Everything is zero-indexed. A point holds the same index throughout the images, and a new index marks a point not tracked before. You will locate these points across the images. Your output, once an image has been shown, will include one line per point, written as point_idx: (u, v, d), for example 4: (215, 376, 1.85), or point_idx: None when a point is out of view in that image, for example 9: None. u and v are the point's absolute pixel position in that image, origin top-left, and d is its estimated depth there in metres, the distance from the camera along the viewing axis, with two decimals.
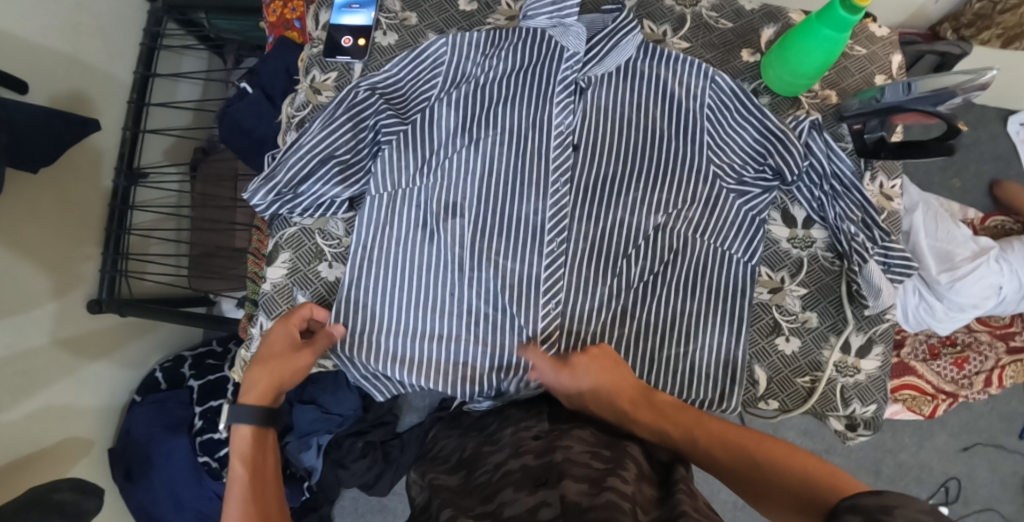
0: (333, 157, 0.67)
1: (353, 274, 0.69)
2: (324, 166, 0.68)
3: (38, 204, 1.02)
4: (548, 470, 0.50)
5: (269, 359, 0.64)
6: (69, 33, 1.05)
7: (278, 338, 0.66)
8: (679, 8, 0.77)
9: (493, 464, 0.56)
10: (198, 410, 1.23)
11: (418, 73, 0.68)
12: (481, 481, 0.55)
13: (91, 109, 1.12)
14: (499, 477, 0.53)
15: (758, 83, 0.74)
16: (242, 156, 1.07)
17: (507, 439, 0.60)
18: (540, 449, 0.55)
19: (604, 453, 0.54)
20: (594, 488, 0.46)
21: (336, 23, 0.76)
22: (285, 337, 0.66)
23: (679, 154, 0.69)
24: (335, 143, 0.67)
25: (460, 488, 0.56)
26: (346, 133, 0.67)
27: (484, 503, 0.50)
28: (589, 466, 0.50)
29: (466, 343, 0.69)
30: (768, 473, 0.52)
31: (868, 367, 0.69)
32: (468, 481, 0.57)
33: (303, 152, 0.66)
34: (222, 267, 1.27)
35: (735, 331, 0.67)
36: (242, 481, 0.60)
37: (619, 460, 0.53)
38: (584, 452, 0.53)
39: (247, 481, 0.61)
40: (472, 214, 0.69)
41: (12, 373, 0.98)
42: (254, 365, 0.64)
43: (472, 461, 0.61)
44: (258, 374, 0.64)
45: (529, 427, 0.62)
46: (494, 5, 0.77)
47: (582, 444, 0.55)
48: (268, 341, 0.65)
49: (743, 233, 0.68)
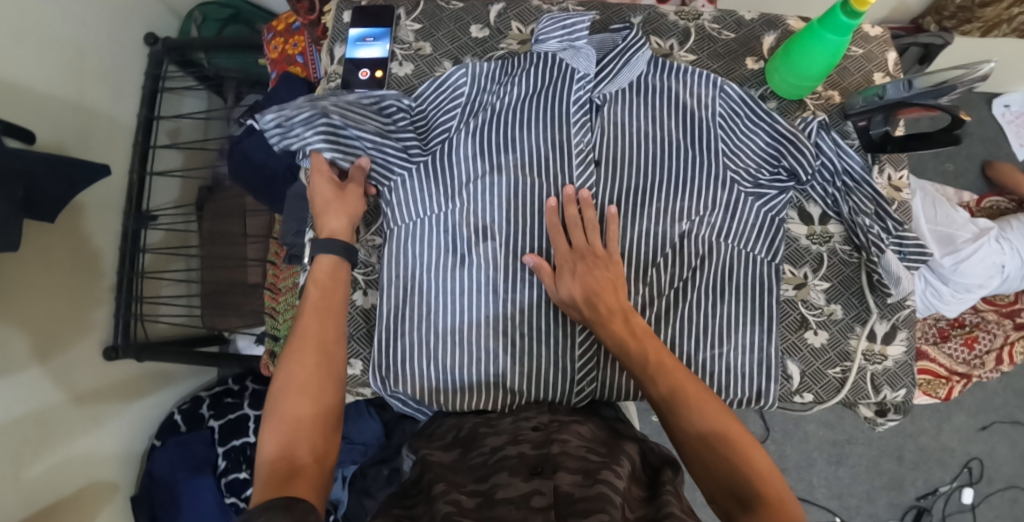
0: (328, 118, 0.70)
1: (394, 304, 0.72)
2: (320, 126, 0.70)
3: (54, 255, 1.03)
4: (544, 460, 0.54)
5: (320, 205, 0.68)
6: (76, 84, 1.07)
7: (321, 188, 0.69)
8: (683, 22, 0.80)
9: (488, 447, 0.59)
10: (221, 450, 1.23)
11: (440, 100, 0.73)
12: (475, 461, 0.58)
13: (98, 154, 1.12)
14: (496, 460, 0.56)
15: (764, 89, 0.77)
16: (254, 190, 1.10)
17: (505, 425, 0.63)
18: (539, 439, 0.58)
19: (600, 449, 0.58)
20: (587, 480, 0.50)
21: (352, 57, 0.78)
22: (326, 180, 0.70)
23: (696, 162, 0.71)
24: (354, 114, 0.72)
25: (452, 464, 0.58)
26: (368, 121, 0.72)
27: (478, 482, 0.53)
28: (585, 458, 0.55)
29: (506, 359, 0.70)
30: (715, 461, 0.52)
31: (895, 353, 0.71)
32: (464, 460, 0.59)
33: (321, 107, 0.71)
34: (236, 303, 1.26)
35: (766, 329, 0.69)
36: (316, 308, 0.63)
37: (615, 455, 0.57)
38: (580, 446, 0.57)
39: (319, 311, 0.63)
40: (503, 238, 0.71)
41: (31, 428, 0.98)
42: (315, 211, 0.69)
43: (467, 440, 0.63)
44: (322, 215, 0.68)
45: (526, 418, 0.64)
46: (505, 30, 0.79)
47: (579, 438, 0.59)
48: (315, 192, 0.69)
49: (765, 234, 0.71)
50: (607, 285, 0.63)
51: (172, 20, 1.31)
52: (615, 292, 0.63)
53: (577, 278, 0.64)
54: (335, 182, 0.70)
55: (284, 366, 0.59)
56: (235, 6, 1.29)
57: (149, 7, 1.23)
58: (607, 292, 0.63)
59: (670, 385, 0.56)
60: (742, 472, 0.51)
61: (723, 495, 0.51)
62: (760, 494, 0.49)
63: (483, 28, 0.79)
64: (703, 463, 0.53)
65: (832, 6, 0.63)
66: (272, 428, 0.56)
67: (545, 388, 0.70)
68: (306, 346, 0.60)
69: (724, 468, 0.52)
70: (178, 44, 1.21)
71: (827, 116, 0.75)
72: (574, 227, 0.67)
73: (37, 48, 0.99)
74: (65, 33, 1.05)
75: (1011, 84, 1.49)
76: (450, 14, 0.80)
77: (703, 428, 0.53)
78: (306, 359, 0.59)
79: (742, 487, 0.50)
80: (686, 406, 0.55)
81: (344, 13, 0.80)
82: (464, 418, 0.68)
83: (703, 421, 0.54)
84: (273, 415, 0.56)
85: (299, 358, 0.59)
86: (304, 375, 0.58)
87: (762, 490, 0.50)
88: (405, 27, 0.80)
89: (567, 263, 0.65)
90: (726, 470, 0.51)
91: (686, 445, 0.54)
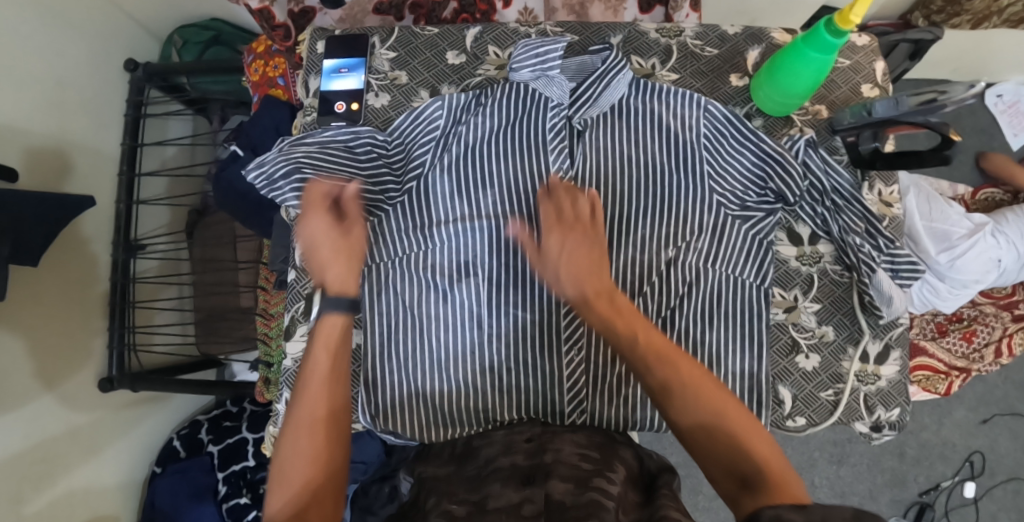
0: (301, 171, 0.69)
1: (376, 343, 0.71)
2: (294, 181, 0.69)
3: (46, 291, 1.02)
4: (538, 469, 0.55)
5: (328, 254, 0.64)
6: (58, 116, 1.06)
7: (325, 230, 0.64)
8: (664, 39, 0.78)
9: (483, 460, 0.60)
10: (221, 475, 1.23)
11: (417, 133, 0.73)
12: (470, 475, 0.59)
13: (83, 187, 1.12)
14: (489, 471, 0.57)
15: (750, 106, 0.76)
16: (242, 217, 1.09)
17: (499, 438, 0.64)
18: (532, 449, 0.60)
19: (593, 455, 0.59)
20: (579, 486, 0.51)
21: (327, 90, 0.77)
22: (332, 222, 0.64)
23: (682, 186, 0.70)
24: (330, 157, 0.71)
25: (448, 477, 0.60)
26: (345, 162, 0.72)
27: (470, 493, 0.54)
28: (578, 466, 0.55)
29: (494, 395, 0.70)
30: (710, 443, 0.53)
31: (888, 373, 0.70)
32: (461, 473, 0.60)
33: (295, 154, 0.71)
34: (228, 330, 1.26)
35: (756, 355, 0.68)
36: (323, 365, 0.61)
37: (608, 462, 0.58)
38: (574, 454, 0.58)
39: (326, 370, 0.60)
40: (484, 273, 0.70)
41: (33, 463, 0.98)
42: (320, 251, 0.63)
43: (462, 456, 0.64)
44: (330, 255, 0.64)
45: (520, 431, 0.66)
46: (482, 56, 0.78)
47: (573, 446, 0.60)
48: (315, 226, 0.64)
49: (752, 257, 0.69)
50: (593, 268, 0.59)
51: (152, 45, 1.29)
52: (601, 273, 0.59)
53: (570, 265, 0.59)
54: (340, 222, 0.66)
55: (288, 432, 0.57)
56: (215, 28, 1.27)
57: (129, 33, 1.21)
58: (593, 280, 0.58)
59: (661, 368, 0.55)
60: (741, 448, 0.51)
61: (722, 470, 0.52)
62: (760, 468, 0.50)
63: (460, 54, 0.78)
64: (702, 444, 0.53)
65: (817, 24, 0.62)
66: (274, 506, 0.54)
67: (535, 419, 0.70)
68: (311, 410, 0.58)
69: (722, 444, 0.52)
70: (157, 68, 1.19)
71: (815, 133, 0.73)
72: (559, 195, 0.60)
73: (18, 82, 0.98)
74: (46, 65, 1.03)
75: (1005, 74, 1.46)
76: (425, 40, 0.79)
77: (697, 412, 0.53)
78: (312, 427, 0.57)
79: (741, 464, 0.51)
80: (677, 393, 0.54)
81: (317, 44, 0.79)
82: (458, 439, 0.68)
83: (699, 403, 0.53)
84: (276, 489, 0.55)
85: (303, 425, 0.57)
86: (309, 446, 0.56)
87: (762, 462, 0.51)
88: (380, 56, 0.79)
89: (555, 239, 0.59)
90: (726, 445, 0.52)
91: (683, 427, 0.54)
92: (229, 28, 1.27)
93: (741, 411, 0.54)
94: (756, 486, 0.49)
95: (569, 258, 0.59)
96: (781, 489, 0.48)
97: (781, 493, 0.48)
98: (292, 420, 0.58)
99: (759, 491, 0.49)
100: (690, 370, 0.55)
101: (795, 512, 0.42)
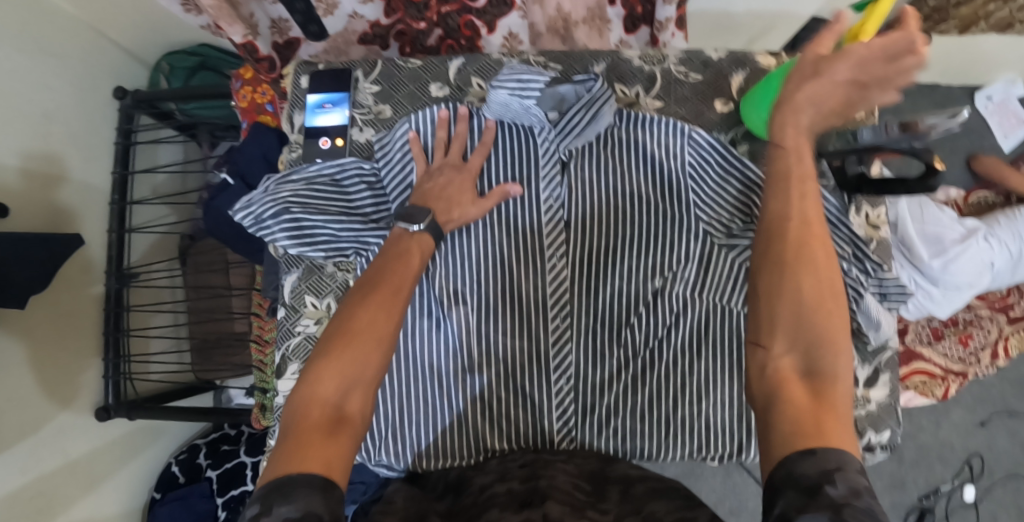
0: (289, 211, 0.69)
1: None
2: (282, 221, 0.69)
3: (39, 326, 1.02)
4: (532, 493, 0.54)
5: (448, 195, 0.69)
6: (40, 150, 1.05)
7: (457, 176, 0.70)
8: (647, 66, 0.78)
9: (479, 487, 0.59)
10: (221, 501, 1.24)
11: (390, 158, 0.73)
12: (467, 503, 0.57)
13: (74, 218, 1.12)
14: (485, 499, 0.55)
15: (734, 132, 0.76)
16: (234, 244, 1.09)
17: (493, 466, 0.63)
18: (525, 476, 0.59)
19: (586, 486, 0.58)
20: (575, 514, 0.50)
21: (311, 125, 0.77)
22: (456, 156, 0.72)
23: (669, 215, 0.70)
24: (314, 194, 0.70)
25: (448, 511, 0.57)
26: (330, 197, 0.71)
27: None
28: (572, 494, 0.55)
29: (486, 424, 0.69)
30: (782, 313, 0.48)
31: (878, 396, 0.71)
32: (456, 505, 0.58)
33: (276, 194, 0.70)
34: (223, 356, 1.28)
35: (745, 383, 0.68)
36: (395, 275, 0.60)
37: (600, 492, 0.57)
38: (568, 481, 0.57)
39: (399, 279, 0.59)
40: (473, 303, 0.70)
41: (31, 497, 0.99)
42: (443, 170, 0.71)
43: (457, 485, 0.62)
44: (450, 176, 0.70)
45: (513, 459, 0.65)
46: (465, 87, 0.78)
47: (566, 474, 0.59)
48: (448, 151, 0.72)
49: (741, 286, 0.68)
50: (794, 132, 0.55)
51: (139, 70, 1.28)
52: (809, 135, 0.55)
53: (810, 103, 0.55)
54: (462, 152, 0.73)
55: (349, 315, 0.55)
56: (201, 53, 1.26)
57: (115, 59, 1.21)
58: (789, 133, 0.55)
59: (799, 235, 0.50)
60: (824, 351, 0.47)
61: (779, 372, 0.47)
62: (825, 383, 0.45)
63: (443, 86, 0.78)
64: (775, 327, 0.48)
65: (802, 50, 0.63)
66: (321, 371, 0.52)
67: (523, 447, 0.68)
68: (377, 304, 0.56)
69: (797, 331, 0.47)
70: (144, 96, 1.18)
71: None
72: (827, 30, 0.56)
73: None
74: (25, 99, 1.03)
75: (990, 73, 1.44)
76: (408, 73, 0.78)
77: (810, 296, 0.48)
78: (376, 315, 0.56)
79: (811, 360, 0.46)
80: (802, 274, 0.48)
81: (301, 78, 0.79)
82: (452, 468, 0.67)
83: (785, 259, 0.49)
84: (325, 352, 0.53)
85: (372, 311, 0.56)
86: (368, 334, 0.54)
87: (836, 377, 0.46)
88: (364, 90, 0.78)
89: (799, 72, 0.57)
90: (806, 339, 0.47)
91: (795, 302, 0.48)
92: (215, 52, 1.26)
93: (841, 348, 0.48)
94: (794, 407, 0.44)
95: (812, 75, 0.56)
96: (825, 431, 0.42)
97: (821, 438, 0.41)
98: (354, 302, 0.57)
99: (783, 430, 0.43)
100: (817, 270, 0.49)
101: (807, 462, 0.40)
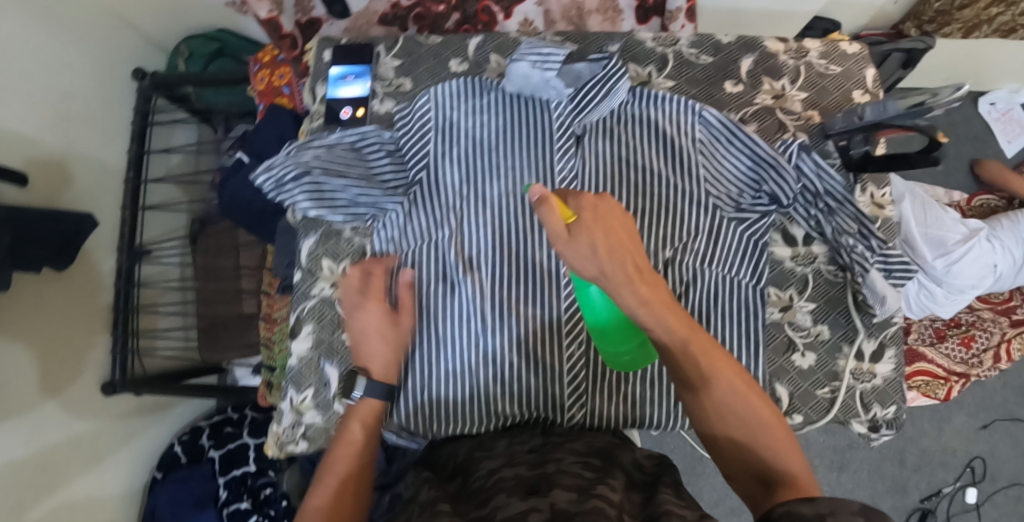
0: (311, 174, 0.71)
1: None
2: (304, 184, 0.71)
3: (47, 297, 1.03)
4: (540, 479, 0.54)
5: (371, 343, 0.66)
6: (60, 125, 1.07)
7: (377, 321, 0.66)
8: (660, 48, 0.80)
9: (487, 469, 0.58)
10: (222, 480, 1.24)
11: (411, 129, 0.74)
12: (475, 486, 0.56)
13: (89, 195, 1.13)
14: (492, 483, 0.55)
15: (744, 112, 0.78)
16: (247, 226, 1.11)
17: (501, 448, 0.63)
18: (534, 460, 0.58)
19: (593, 463, 0.58)
20: (582, 495, 0.49)
21: (333, 96, 0.79)
22: (377, 304, 0.67)
23: (682, 186, 0.72)
24: (334, 159, 0.72)
25: (456, 493, 0.57)
26: (350, 163, 0.73)
27: (479, 508, 0.52)
28: (579, 475, 0.54)
29: (497, 391, 0.69)
30: (723, 444, 0.54)
31: (883, 371, 0.72)
32: (465, 487, 0.58)
33: (298, 158, 0.72)
34: (230, 337, 1.28)
35: (754, 354, 0.70)
36: (346, 462, 0.61)
37: (608, 469, 0.57)
38: (576, 462, 0.57)
39: (349, 462, 0.60)
40: (487, 269, 0.71)
41: (34, 470, 0.99)
42: (356, 312, 0.66)
43: (465, 467, 0.62)
44: (364, 315, 0.66)
45: (523, 442, 0.64)
46: (484, 64, 0.80)
47: (574, 455, 0.59)
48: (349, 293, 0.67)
49: (749, 259, 0.72)
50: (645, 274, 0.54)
51: (158, 54, 1.32)
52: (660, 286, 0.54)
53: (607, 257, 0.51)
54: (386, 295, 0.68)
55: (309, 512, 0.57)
56: (221, 38, 1.29)
57: (135, 42, 1.24)
58: (632, 287, 0.51)
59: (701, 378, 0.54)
60: (777, 457, 0.51)
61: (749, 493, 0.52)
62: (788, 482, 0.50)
63: (463, 62, 0.80)
64: (726, 457, 0.54)
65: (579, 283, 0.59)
66: None
67: (536, 412, 0.69)
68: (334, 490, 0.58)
69: (744, 451, 0.53)
70: (163, 78, 1.22)
71: (807, 137, 0.76)
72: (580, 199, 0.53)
73: (24, 91, 1.00)
74: (52, 74, 1.06)
75: (994, 81, 1.48)
76: (430, 49, 0.81)
77: (742, 422, 0.53)
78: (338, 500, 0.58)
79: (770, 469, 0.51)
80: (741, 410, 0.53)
81: (324, 52, 0.81)
82: (461, 444, 0.68)
83: (701, 404, 0.54)
84: None
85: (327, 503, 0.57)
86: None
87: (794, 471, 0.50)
88: (386, 64, 0.80)
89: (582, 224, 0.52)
90: (754, 464, 0.52)
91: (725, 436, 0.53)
92: (235, 39, 1.30)
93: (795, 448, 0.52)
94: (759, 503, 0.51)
95: (599, 230, 0.51)
96: (800, 483, 0.49)
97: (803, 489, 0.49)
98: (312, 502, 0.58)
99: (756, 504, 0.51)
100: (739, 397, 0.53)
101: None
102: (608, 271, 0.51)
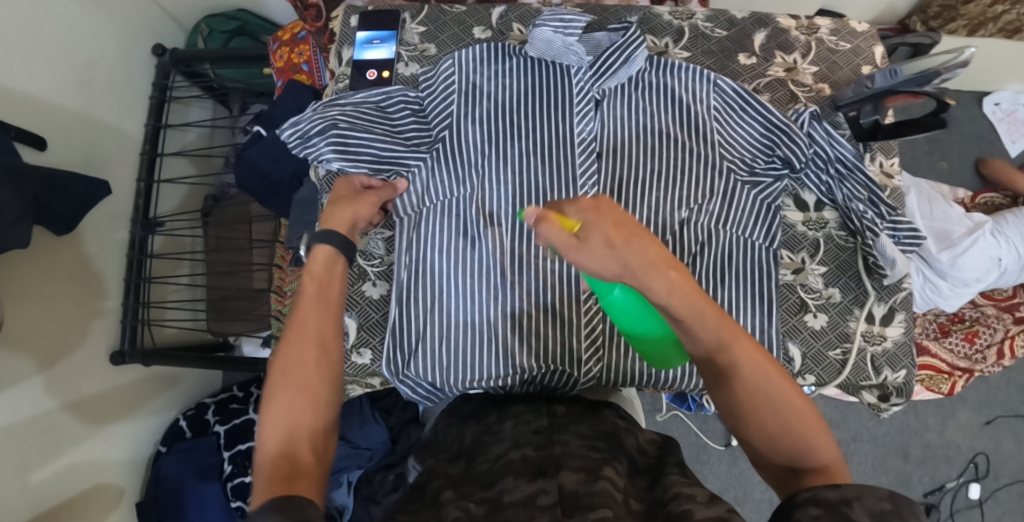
0: (335, 128, 0.72)
1: (410, 278, 0.74)
2: (328, 137, 0.72)
3: (60, 261, 1.04)
4: (547, 461, 0.51)
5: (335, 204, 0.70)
6: (82, 95, 1.09)
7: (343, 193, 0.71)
8: (676, 21, 0.83)
9: (493, 454, 0.55)
10: (227, 455, 1.24)
11: (434, 90, 0.76)
12: (481, 470, 0.54)
13: (106, 166, 1.15)
14: (499, 467, 0.52)
15: (757, 83, 0.80)
16: (262, 198, 1.13)
17: (508, 432, 0.59)
18: (540, 442, 0.55)
19: (600, 445, 0.55)
20: (589, 477, 0.47)
21: (360, 59, 0.81)
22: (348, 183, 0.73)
23: (699, 150, 0.73)
24: (359, 115, 0.74)
25: (459, 476, 0.55)
26: (374, 119, 0.75)
27: (485, 489, 0.50)
28: (587, 457, 0.52)
29: (516, 341, 0.71)
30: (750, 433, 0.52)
31: (893, 334, 0.74)
32: (470, 470, 0.56)
33: (324, 113, 0.73)
34: (240, 311, 1.27)
35: (766, 314, 0.71)
36: (306, 314, 0.59)
37: (614, 452, 0.54)
38: (582, 446, 0.54)
39: (312, 313, 0.59)
40: (507, 224, 0.73)
41: (38, 433, 0.98)
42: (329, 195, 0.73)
43: (472, 450, 0.59)
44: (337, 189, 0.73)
45: (527, 421, 0.61)
46: (506, 31, 0.82)
47: (579, 438, 0.56)
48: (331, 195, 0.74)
49: (762, 221, 0.73)
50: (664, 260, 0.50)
51: (178, 33, 1.34)
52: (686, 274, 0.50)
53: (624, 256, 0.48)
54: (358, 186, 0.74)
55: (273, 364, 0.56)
56: (241, 18, 1.33)
57: (159, 20, 1.27)
58: (661, 273, 0.49)
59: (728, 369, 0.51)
60: (809, 448, 0.49)
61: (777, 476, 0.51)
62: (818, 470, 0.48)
63: (486, 30, 0.83)
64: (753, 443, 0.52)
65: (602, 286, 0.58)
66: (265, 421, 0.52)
67: (552, 364, 0.70)
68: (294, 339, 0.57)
69: (772, 443, 0.50)
70: (184, 54, 1.24)
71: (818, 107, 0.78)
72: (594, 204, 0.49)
73: (47, 59, 1.01)
74: (76, 44, 1.07)
75: (998, 82, 1.51)
76: (454, 16, 0.83)
77: (771, 410, 0.50)
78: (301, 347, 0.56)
79: (799, 456, 0.49)
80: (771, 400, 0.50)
81: (351, 18, 0.84)
82: (466, 428, 0.64)
83: (733, 398, 0.51)
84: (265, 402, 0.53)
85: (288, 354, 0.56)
86: (296, 369, 0.54)
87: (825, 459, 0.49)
88: (410, 30, 0.83)
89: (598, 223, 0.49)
90: (782, 451, 0.50)
91: (753, 426, 0.51)
92: (255, 19, 1.33)
93: (826, 436, 0.49)
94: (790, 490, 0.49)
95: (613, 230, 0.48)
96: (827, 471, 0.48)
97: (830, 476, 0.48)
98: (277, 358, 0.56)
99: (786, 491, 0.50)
100: (769, 383, 0.50)
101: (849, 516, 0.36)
102: (630, 263, 0.49)
